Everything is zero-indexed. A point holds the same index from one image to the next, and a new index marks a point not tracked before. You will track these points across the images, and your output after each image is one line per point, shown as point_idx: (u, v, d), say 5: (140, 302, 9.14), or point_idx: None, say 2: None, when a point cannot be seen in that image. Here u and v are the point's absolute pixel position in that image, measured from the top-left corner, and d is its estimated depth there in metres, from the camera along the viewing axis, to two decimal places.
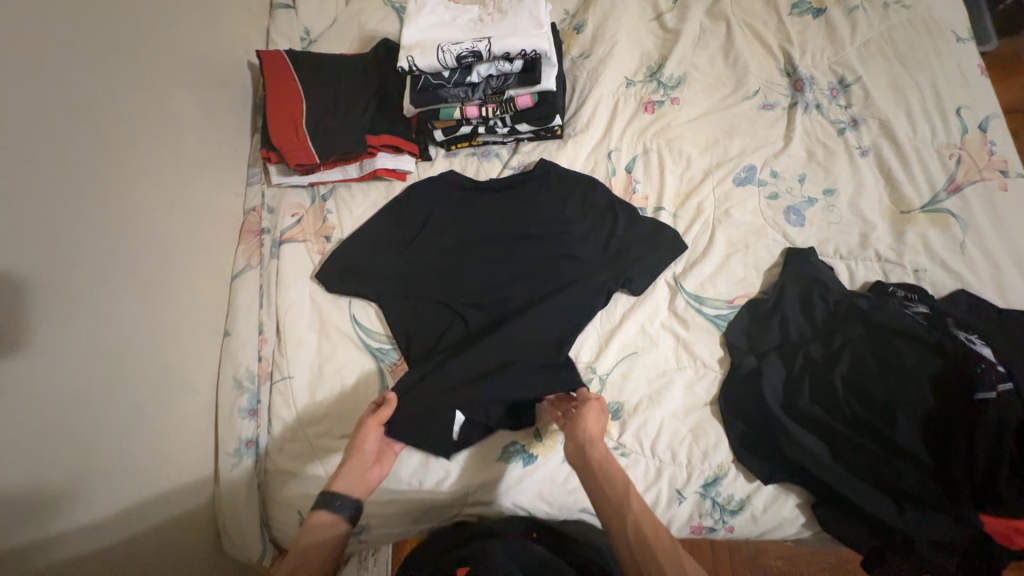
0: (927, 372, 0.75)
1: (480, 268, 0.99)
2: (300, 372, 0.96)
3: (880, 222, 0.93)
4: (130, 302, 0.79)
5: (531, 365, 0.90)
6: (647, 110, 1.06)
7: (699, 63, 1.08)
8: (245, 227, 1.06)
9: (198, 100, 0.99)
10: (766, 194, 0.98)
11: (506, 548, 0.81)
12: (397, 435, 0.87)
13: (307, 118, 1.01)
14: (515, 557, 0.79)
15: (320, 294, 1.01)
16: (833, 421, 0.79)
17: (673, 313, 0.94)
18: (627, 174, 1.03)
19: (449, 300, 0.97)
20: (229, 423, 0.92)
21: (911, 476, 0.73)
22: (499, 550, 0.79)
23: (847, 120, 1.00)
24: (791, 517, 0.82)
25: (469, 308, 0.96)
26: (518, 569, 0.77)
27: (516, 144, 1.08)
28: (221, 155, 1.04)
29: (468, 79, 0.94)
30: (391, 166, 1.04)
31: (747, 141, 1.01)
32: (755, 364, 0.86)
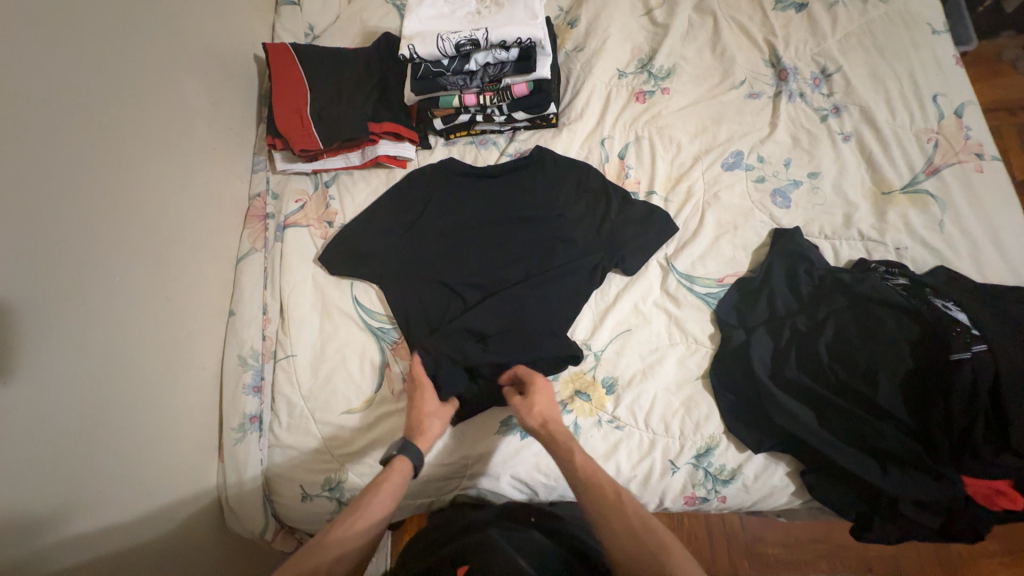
0: (906, 338, 0.79)
1: (479, 250, 1.02)
2: (304, 350, 0.98)
3: (863, 203, 0.97)
4: (139, 277, 0.82)
5: (528, 341, 0.93)
6: (638, 100, 1.11)
7: (688, 56, 1.12)
8: (251, 213, 1.09)
9: (207, 89, 1.03)
10: (753, 178, 1.02)
11: (506, 536, 0.78)
12: None
13: (311, 107, 1.05)
14: (516, 544, 0.77)
15: (322, 277, 1.04)
16: (819, 387, 0.82)
17: (665, 291, 0.98)
18: (620, 160, 1.07)
19: (448, 280, 1.00)
20: (233, 399, 0.94)
21: (893, 436, 0.77)
22: (500, 539, 0.77)
23: (829, 107, 1.04)
24: (781, 485, 0.85)
25: (467, 288, 0.99)
26: (520, 556, 0.74)
27: (513, 132, 1.12)
28: (228, 143, 1.08)
29: (467, 67, 0.99)
30: (392, 153, 1.08)
31: (734, 128, 1.05)
32: (744, 337, 0.89)
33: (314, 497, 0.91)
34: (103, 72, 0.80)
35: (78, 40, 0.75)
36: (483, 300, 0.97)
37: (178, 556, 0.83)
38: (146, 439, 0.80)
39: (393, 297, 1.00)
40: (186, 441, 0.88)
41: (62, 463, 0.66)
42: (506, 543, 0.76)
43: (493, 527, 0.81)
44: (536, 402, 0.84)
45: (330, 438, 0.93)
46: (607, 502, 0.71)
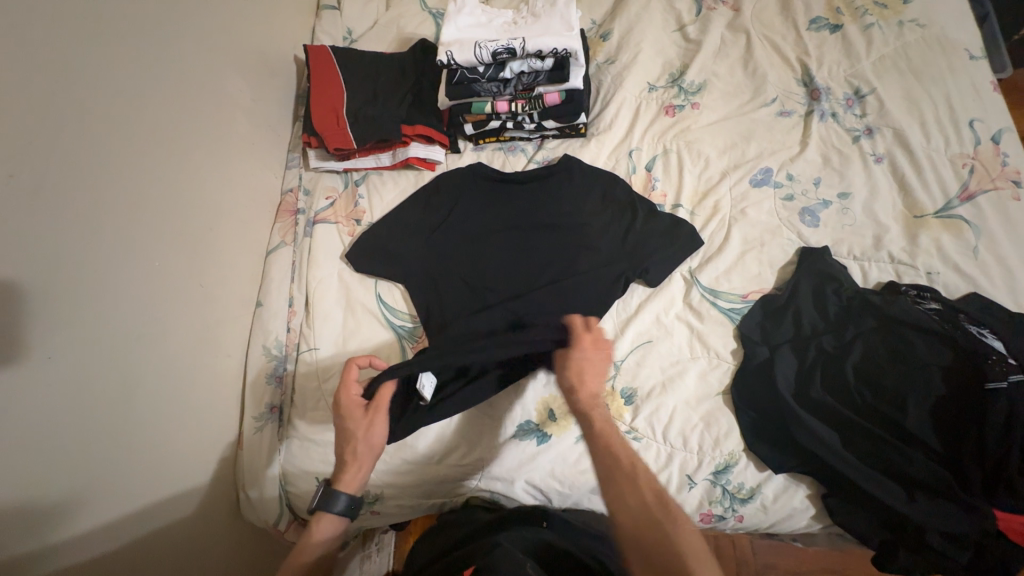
0: (938, 363, 0.78)
1: (503, 254, 1.03)
2: (326, 344, 1.00)
3: (894, 225, 0.96)
4: (175, 264, 0.85)
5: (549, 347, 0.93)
6: (667, 113, 1.12)
7: (720, 72, 1.13)
8: (283, 207, 1.12)
9: (248, 87, 1.07)
10: (781, 196, 1.01)
11: (513, 537, 0.76)
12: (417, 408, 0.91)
13: (347, 107, 1.08)
14: (524, 546, 0.75)
15: (347, 274, 1.06)
16: (845, 409, 0.81)
17: (688, 305, 0.97)
18: (647, 172, 1.08)
19: (471, 282, 1.01)
20: (258, 387, 0.97)
21: (921, 462, 0.75)
22: (505, 539, 0.75)
23: (862, 128, 1.03)
24: (801, 508, 0.83)
25: (489, 290, 1.00)
26: (529, 557, 0.73)
27: (542, 140, 1.13)
28: (265, 139, 1.11)
29: (501, 75, 1.01)
30: (422, 155, 1.10)
31: (764, 145, 1.05)
32: (768, 355, 0.89)
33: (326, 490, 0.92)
34: (154, 66, 0.84)
35: (134, 36, 0.80)
36: (504, 303, 0.97)
37: (193, 538, 0.85)
38: (172, 420, 0.82)
39: (416, 297, 1.01)
40: (209, 426, 0.90)
41: (91, 437, 0.69)
42: (512, 543, 0.74)
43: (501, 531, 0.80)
44: (567, 360, 0.83)
45: None
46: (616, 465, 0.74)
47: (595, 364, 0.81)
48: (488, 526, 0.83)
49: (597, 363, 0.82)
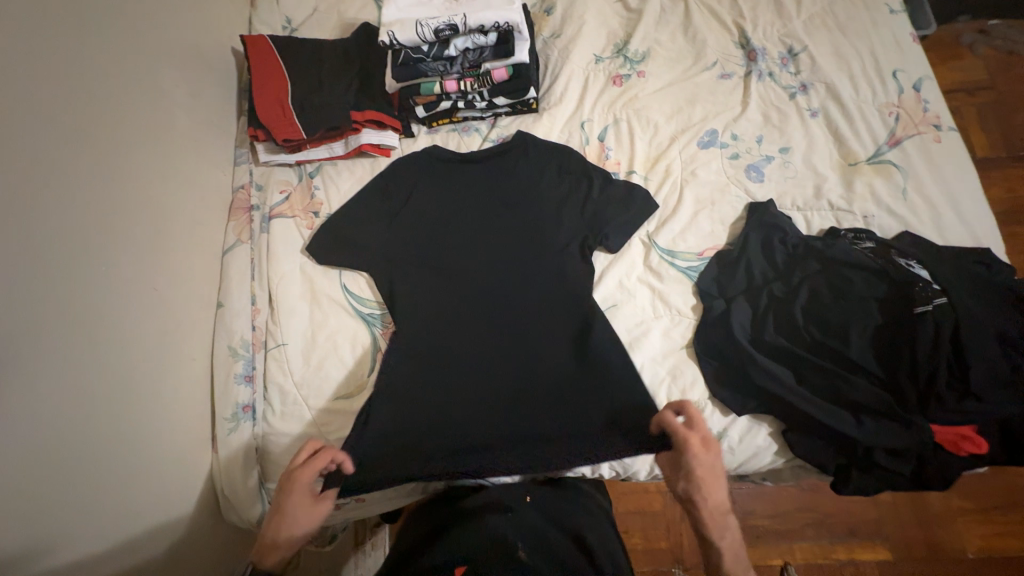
0: (874, 295, 0.84)
1: (467, 233, 1.04)
2: (294, 339, 0.99)
3: (831, 174, 1.01)
4: (125, 267, 0.82)
5: (517, 320, 0.97)
6: (615, 83, 1.14)
7: (662, 40, 1.16)
8: (235, 204, 1.09)
9: (183, 80, 1.03)
10: (728, 155, 1.06)
11: (513, 526, 0.77)
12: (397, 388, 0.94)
13: (292, 96, 1.05)
14: (525, 536, 0.76)
15: (310, 266, 1.04)
16: (796, 348, 0.86)
17: (648, 267, 1.01)
18: (600, 142, 1.10)
19: (437, 264, 1.02)
20: (225, 387, 0.94)
21: (866, 387, 0.81)
22: (507, 530, 0.75)
23: (797, 85, 1.08)
24: (764, 445, 0.89)
25: (455, 271, 1.01)
26: (532, 548, 0.74)
27: (495, 118, 1.14)
28: (209, 134, 1.07)
29: (446, 52, 1.00)
30: (376, 141, 1.08)
31: (708, 107, 1.09)
32: (725, 306, 0.93)
33: None
34: (80, 62, 0.79)
35: (53, 29, 0.75)
36: (472, 282, 1.00)
37: (175, 545, 0.84)
38: (140, 425, 0.80)
39: (383, 282, 1.01)
40: (180, 431, 0.88)
41: (55, 447, 0.67)
42: (462, 540, 0.72)
43: (488, 514, 0.79)
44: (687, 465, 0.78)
45: (323, 423, 0.94)
46: None
47: (710, 463, 0.77)
48: (467, 507, 0.82)
49: (713, 468, 0.78)
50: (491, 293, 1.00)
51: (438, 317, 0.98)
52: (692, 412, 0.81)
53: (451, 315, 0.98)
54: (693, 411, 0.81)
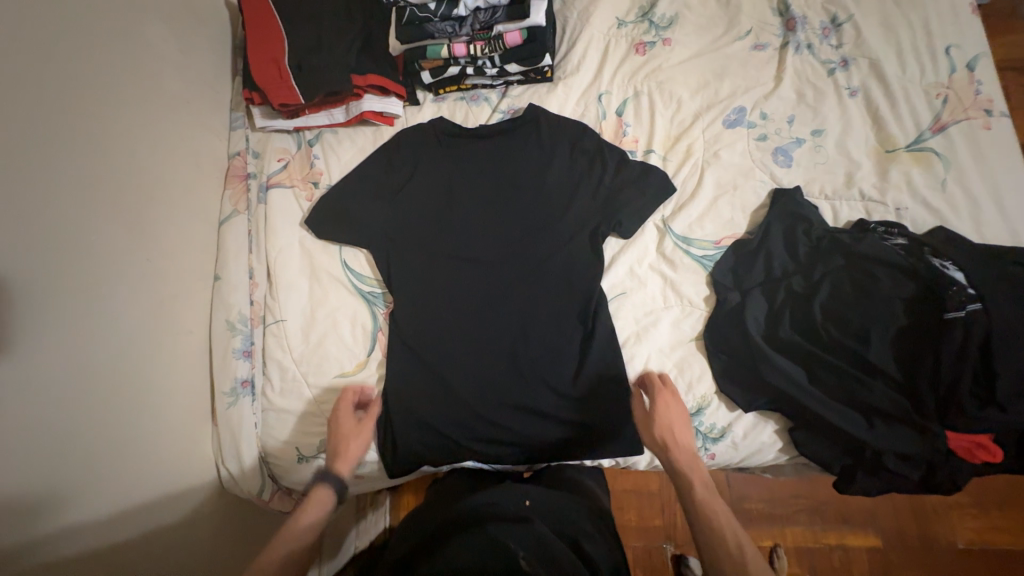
0: (901, 296, 0.79)
1: (472, 211, 0.99)
2: (294, 315, 0.97)
3: (866, 161, 0.94)
4: (118, 240, 0.79)
5: (522, 305, 0.95)
6: (638, 52, 1.05)
7: (692, 3, 1.05)
8: (231, 172, 1.03)
9: (170, 34, 0.95)
10: (755, 136, 0.98)
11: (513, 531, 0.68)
12: (401, 371, 0.94)
13: (287, 56, 0.97)
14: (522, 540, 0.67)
15: (310, 240, 1.01)
16: (812, 347, 0.82)
17: (661, 254, 0.96)
18: (618, 117, 1.03)
19: (441, 243, 0.98)
20: (224, 362, 0.93)
21: (882, 391, 0.77)
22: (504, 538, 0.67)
23: (837, 60, 0.98)
24: (769, 442, 0.87)
25: (459, 251, 0.98)
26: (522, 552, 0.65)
27: (506, 87, 1.06)
28: (201, 96, 1.01)
29: (455, 12, 0.92)
30: (378, 109, 1.02)
31: (737, 82, 1.00)
32: (739, 299, 0.89)
33: (310, 459, 0.92)
34: (59, 12, 0.73)
35: None
36: (476, 263, 0.97)
37: (179, 516, 0.85)
38: (138, 401, 0.79)
39: (385, 261, 0.98)
40: (179, 407, 0.88)
41: (51, 426, 0.65)
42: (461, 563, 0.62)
43: (490, 523, 0.70)
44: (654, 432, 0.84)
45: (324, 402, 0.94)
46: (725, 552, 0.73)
47: (674, 420, 0.85)
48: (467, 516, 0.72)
49: (676, 409, 0.85)
50: (496, 275, 0.96)
51: (442, 298, 0.96)
52: (652, 378, 0.88)
53: (454, 296, 0.96)
54: (653, 378, 0.88)
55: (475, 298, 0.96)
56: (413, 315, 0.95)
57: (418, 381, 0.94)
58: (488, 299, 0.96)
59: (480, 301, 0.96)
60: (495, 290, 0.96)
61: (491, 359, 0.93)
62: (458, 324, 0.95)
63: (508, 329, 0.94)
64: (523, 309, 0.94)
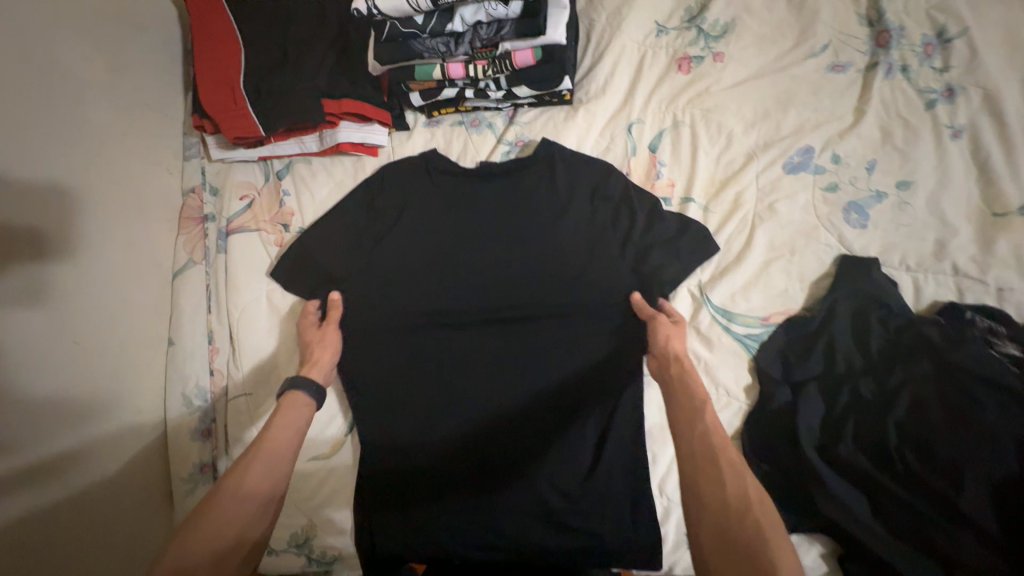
0: (1011, 432, 0.61)
1: (466, 268, 0.82)
2: (259, 389, 0.83)
3: (965, 226, 0.74)
4: (33, 321, 0.66)
5: (524, 387, 0.80)
6: (681, 69, 0.84)
7: (754, 5, 0.83)
8: (185, 213, 0.88)
9: (98, 49, 0.77)
10: (822, 185, 0.79)
11: None
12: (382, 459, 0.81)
13: (245, 77, 0.79)
14: None
15: (278, 295, 0.86)
16: (881, 474, 0.66)
17: (695, 329, 0.79)
18: (651, 153, 0.83)
19: (427, 307, 0.82)
20: (179, 442, 0.82)
21: (971, 548, 0.60)
22: None
23: (940, 88, 0.77)
24: (814, 567, 0.71)
25: (449, 316, 0.81)
26: None
27: (514, 111, 0.87)
28: (146, 122, 0.84)
29: (449, 27, 0.71)
30: (357, 139, 0.84)
31: (806, 115, 0.80)
32: (790, 397, 0.73)
33: (281, 552, 0.83)
34: None
35: None
36: (470, 333, 0.81)
37: None
38: (71, 508, 0.69)
39: (364, 326, 0.82)
40: (130, 498, 0.78)
41: None
42: None
43: None
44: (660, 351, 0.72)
45: (295, 487, 0.83)
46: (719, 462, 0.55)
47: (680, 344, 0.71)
48: None
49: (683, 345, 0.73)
50: (494, 348, 0.81)
51: (427, 374, 0.81)
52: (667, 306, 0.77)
53: (441, 371, 0.81)
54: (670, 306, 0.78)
55: (465, 374, 0.81)
56: (395, 394, 0.81)
57: (403, 470, 0.80)
58: (483, 378, 0.80)
59: (473, 378, 0.80)
60: (492, 366, 0.80)
61: (484, 450, 0.79)
62: (444, 405, 0.80)
63: (504, 414, 0.80)
64: (525, 391, 0.80)
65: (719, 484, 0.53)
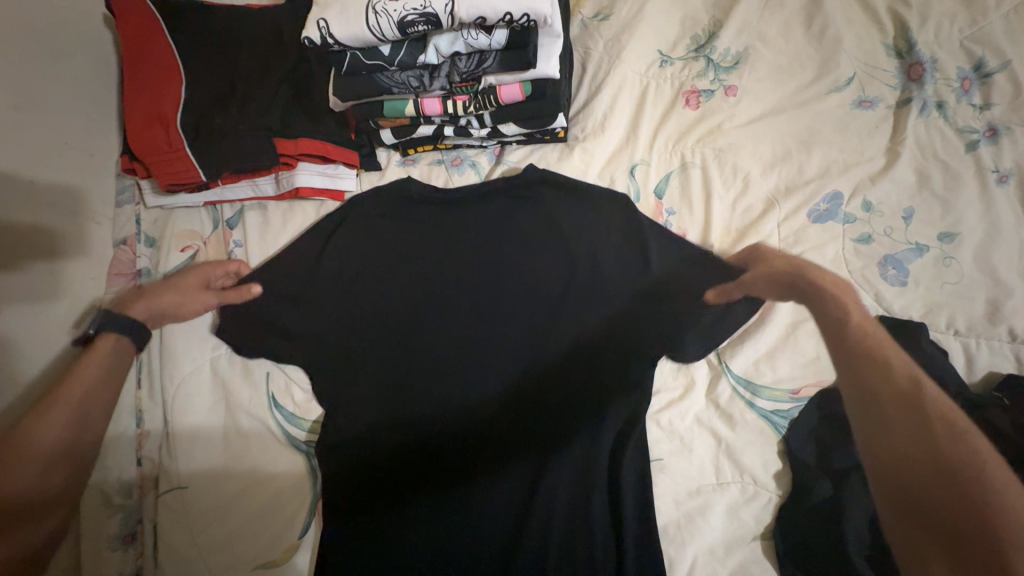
0: None
1: (460, 358, 0.69)
2: (195, 480, 0.70)
3: (1020, 284, 0.64)
4: None
5: (526, 454, 0.66)
6: (689, 104, 0.74)
7: (769, 34, 0.74)
8: (115, 268, 0.78)
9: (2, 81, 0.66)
10: (854, 236, 0.69)
11: None
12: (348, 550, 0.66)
13: (182, 115, 0.70)
14: None
15: (224, 362, 0.74)
16: None
17: (714, 404, 0.68)
18: (658, 198, 0.72)
19: (408, 403, 0.68)
20: (92, 556, 0.69)
21: None
22: None
23: (982, 127, 0.68)
24: None
25: (441, 420, 0.68)
26: None
27: (501, 148, 0.77)
28: (68, 165, 0.74)
29: (422, 59, 0.60)
30: (319, 182, 0.74)
31: (831, 155, 0.70)
32: (832, 492, 0.62)
33: None
34: None
35: None
36: (461, 396, 0.68)
37: None
38: None
39: (334, 414, 0.69)
40: None
41: None
42: None
43: None
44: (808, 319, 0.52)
45: None
46: (929, 408, 0.42)
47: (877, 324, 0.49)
48: None
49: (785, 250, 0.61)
50: (494, 457, 0.66)
51: (410, 487, 0.67)
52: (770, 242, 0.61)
53: (429, 485, 0.66)
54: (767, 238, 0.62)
55: (456, 487, 0.66)
56: (364, 479, 0.68)
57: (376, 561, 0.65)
58: (479, 450, 0.67)
59: (464, 443, 0.67)
60: (488, 478, 0.66)
61: (476, 539, 0.65)
62: (426, 518, 0.66)
63: (503, 481, 0.66)
64: (523, 450, 0.67)
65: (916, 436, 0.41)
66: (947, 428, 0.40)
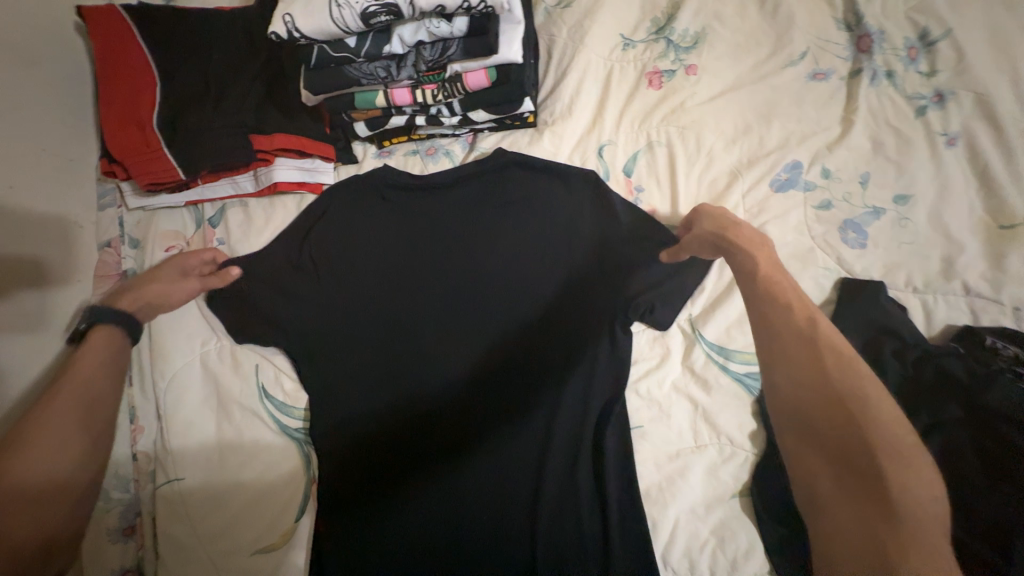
0: None
1: (438, 331, 0.71)
2: (193, 472, 0.72)
3: (972, 240, 0.67)
4: None
5: (511, 403, 0.69)
6: (652, 84, 0.77)
7: (725, 12, 0.77)
8: (101, 270, 0.80)
9: None
10: (814, 203, 0.72)
11: None
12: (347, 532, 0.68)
13: (158, 115, 0.71)
14: None
15: (214, 356, 0.76)
16: None
17: (689, 370, 0.70)
18: (628, 178, 0.75)
19: (393, 360, 0.71)
20: (94, 549, 0.71)
21: None
22: None
23: (930, 93, 0.71)
24: None
25: (424, 390, 0.70)
26: None
27: (474, 136, 0.79)
28: (47, 171, 0.75)
29: (387, 49, 0.62)
30: (297, 177, 0.76)
31: (789, 127, 0.73)
32: None
33: None
34: None
35: None
36: (444, 354, 0.71)
37: None
38: None
39: (320, 386, 0.71)
40: None
41: None
42: None
43: None
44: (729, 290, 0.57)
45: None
46: (805, 330, 0.46)
47: (787, 273, 0.53)
48: None
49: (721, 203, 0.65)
50: (474, 423, 0.69)
51: (396, 454, 0.69)
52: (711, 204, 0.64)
53: (418, 454, 0.69)
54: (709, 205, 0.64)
55: (443, 442, 0.69)
56: (357, 440, 0.70)
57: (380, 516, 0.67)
58: (465, 406, 0.69)
59: (450, 397, 0.70)
60: (467, 441, 0.69)
61: (469, 487, 0.68)
62: (420, 467, 0.69)
63: (491, 431, 0.69)
64: (507, 401, 0.69)
65: (793, 344, 0.46)
66: (831, 346, 0.45)
